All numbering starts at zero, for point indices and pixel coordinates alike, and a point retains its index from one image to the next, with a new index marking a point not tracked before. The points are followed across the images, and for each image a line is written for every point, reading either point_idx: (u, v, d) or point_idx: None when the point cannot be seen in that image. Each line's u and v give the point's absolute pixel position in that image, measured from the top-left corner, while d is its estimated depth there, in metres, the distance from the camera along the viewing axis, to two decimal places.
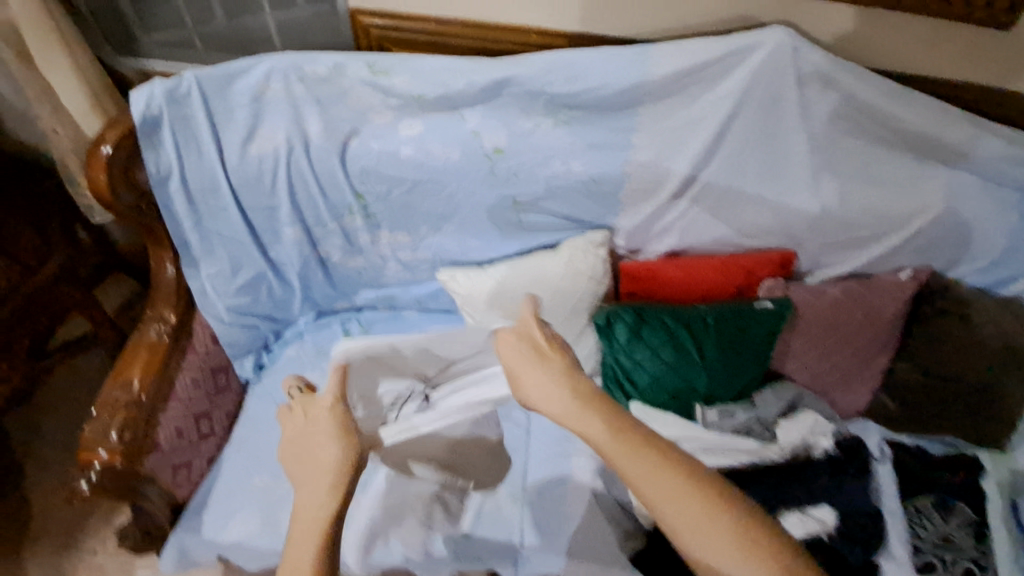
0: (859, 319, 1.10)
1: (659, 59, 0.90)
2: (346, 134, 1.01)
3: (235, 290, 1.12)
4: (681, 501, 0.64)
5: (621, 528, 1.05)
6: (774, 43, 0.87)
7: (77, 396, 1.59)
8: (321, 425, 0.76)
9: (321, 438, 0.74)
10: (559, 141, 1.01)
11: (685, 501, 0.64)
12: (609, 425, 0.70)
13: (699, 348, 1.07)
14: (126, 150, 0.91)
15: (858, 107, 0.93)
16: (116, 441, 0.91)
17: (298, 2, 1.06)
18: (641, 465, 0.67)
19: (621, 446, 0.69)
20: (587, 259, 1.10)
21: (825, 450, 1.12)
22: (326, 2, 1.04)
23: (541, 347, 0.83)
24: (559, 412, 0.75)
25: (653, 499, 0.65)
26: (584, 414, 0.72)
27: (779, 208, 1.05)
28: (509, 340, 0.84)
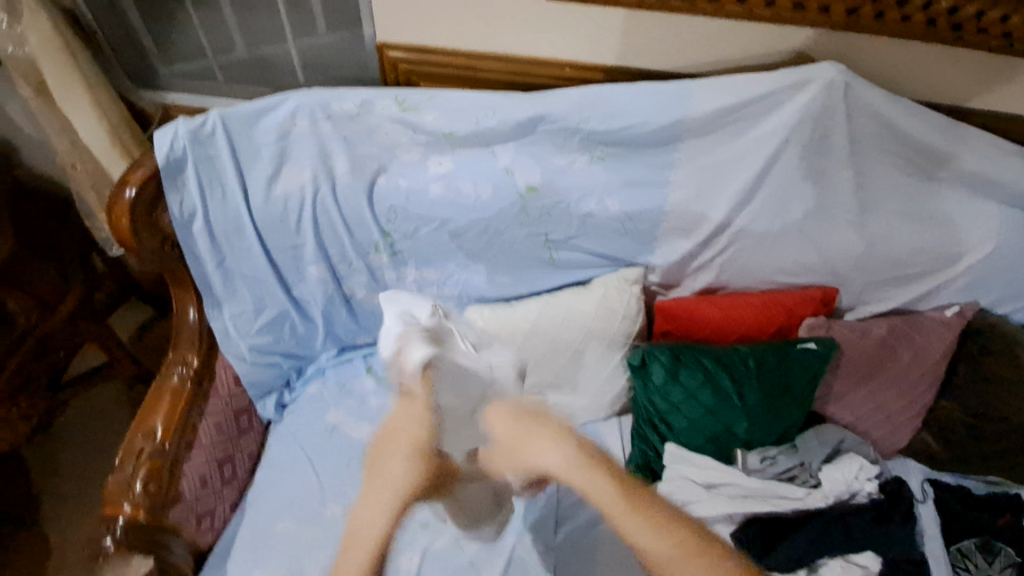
0: (904, 360, 1.07)
1: (700, 97, 0.88)
2: (373, 172, 0.98)
3: (258, 329, 1.09)
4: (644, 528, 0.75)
5: None
6: (824, 81, 0.84)
7: (90, 429, 1.55)
8: (415, 428, 0.88)
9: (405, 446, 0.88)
10: (595, 178, 0.97)
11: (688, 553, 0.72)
12: (611, 483, 0.79)
13: (739, 391, 1.03)
14: (150, 194, 0.88)
15: (908, 144, 0.90)
16: (139, 492, 0.88)
17: (320, 28, 1.01)
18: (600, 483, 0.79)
19: (621, 504, 0.77)
20: (622, 298, 1.06)
21: (870, 494, 1.06)
22: (348, 28, 1.00)
23: (530, 417, 0.90)
24: (562, 469, 0.82)
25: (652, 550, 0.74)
26: (587, 469, 0.81)
27: (820, 245, 1.02)
28: (502, 416, 0.91)
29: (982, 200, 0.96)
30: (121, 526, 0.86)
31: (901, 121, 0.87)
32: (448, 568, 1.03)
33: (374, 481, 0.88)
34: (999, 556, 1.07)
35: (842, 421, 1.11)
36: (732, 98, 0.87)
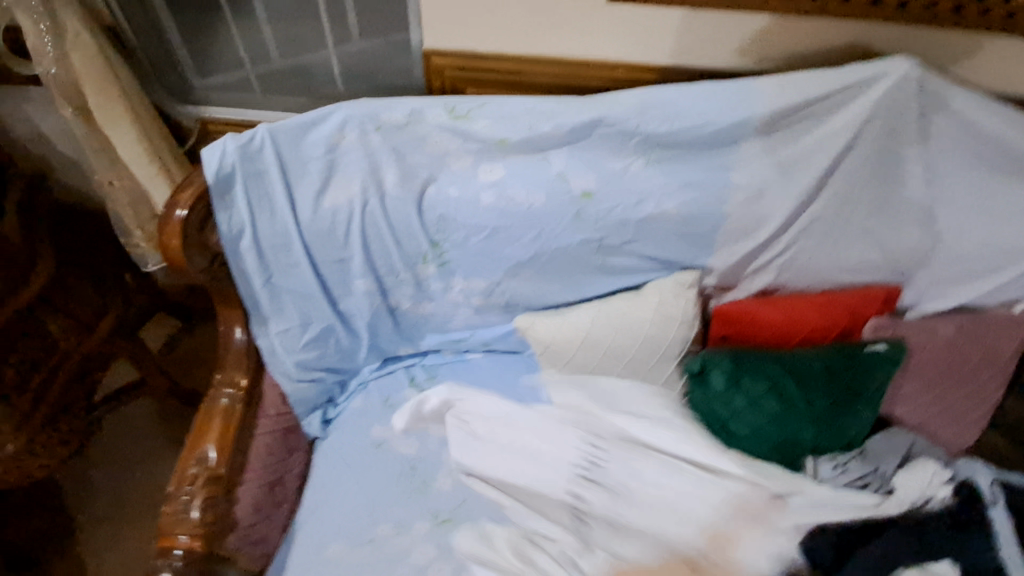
0: (975, 360, 1.02)
1: (765, 94, 0.85)
2: (423, 182, 0.95)
3: (304, 346, 1.06)
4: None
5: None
6: (900, 74, 0.81)
7: (121, 449, 1.51)
8: None
9: None
10: (651, 181, 0.94)
11: None
12: None
13: (806, 397, 0.99)
14: (200, 213, 0.85)
15: (981, 137, 0.87)
16: (197, 520, 0.86)
17: (354, 36, 1.02)
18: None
19: None
20: (679, 302, 1.03)
21: (945, 500, 1.02)
22: (382, 36, 1.01)
23: None
24: None
25: None
26: None
27: (883, 241, 0.99)
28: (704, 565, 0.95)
29: None
30: (180, 558, 0.84)
31: (973, 113, 0.84)
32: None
33: None
34: None
35: (909, 424, 1.07)
36: (800, 95, 0.84)
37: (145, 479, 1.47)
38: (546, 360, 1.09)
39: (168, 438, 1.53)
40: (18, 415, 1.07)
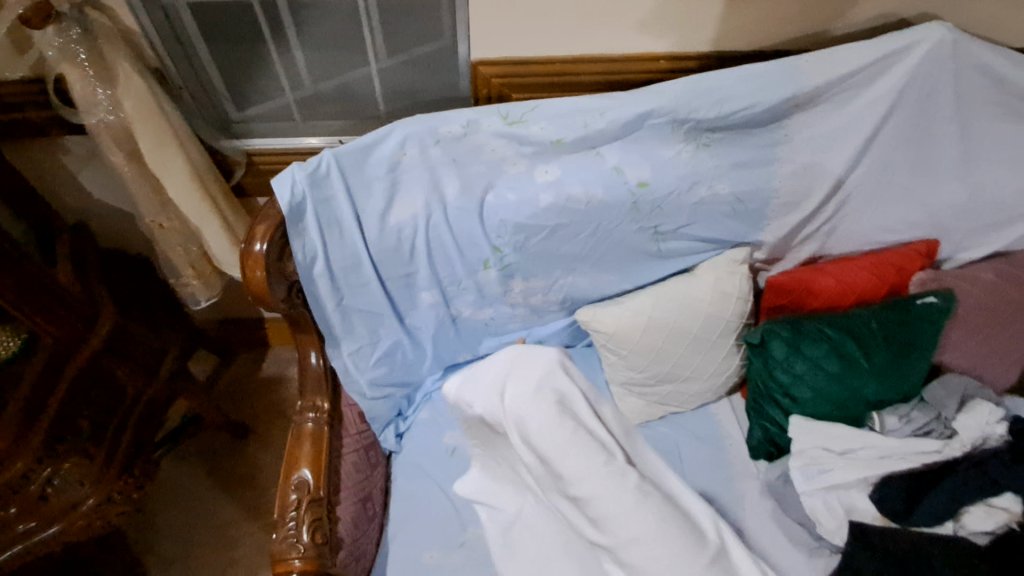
0: (1017, 300, 1.07)
1: (808, 72, 0.90)
2: (482, 190, 0.98)
3: (376, 361, 1.08)
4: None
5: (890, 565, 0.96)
6: (934, 40, 0.87)
7: (174, 488, 1.45)
8: None
9: None
10: (703, 165, 0.98)
11: None
12: None
13: (867, 354, 1.03)
14: (278, 243, 0.87)
15: (1014, 92, 0.93)
16: (307, 542, 0.88)
17: (379, 58, 1.07)
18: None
19: None
20: (735, 279, 1.07)
21: (1001, 437, 1.05)
22: (402, 53, 1.06)
23: None
24: None
25: None
26: None
27: (922, 198, 1.05)
28: None
29: None
30: None
31: (1003, 69, 0.91)
32: None
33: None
34: None
35: (959, 369, 1.12)
36: (844, 67, 0.90)
37: (200, 515, 1.41)
38: (608, 349, 1.12)
39: (215, 474, 1.46)
40: (95, 468, 1.08)
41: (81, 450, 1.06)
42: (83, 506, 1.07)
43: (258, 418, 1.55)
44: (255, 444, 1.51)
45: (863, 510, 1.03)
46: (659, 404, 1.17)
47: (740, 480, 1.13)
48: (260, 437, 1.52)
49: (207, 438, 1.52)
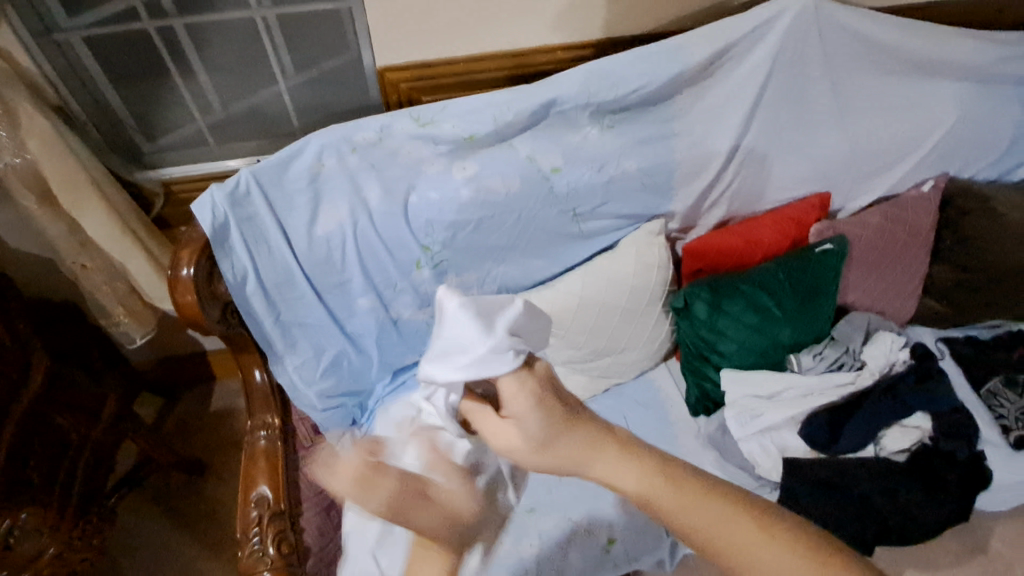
0: (904, 237, 1.20)
1: (691, 48, 0.98)
2: (405, 192, 1.02)
3: (321, 373, 1.10)
4: (780, 555, 0.53)
5: (813, 478, 1.07)
6: (797, 9, 0.97)
7: (131, 532, 1.41)
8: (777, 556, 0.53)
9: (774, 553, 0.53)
10: (609, 144, 1.06)
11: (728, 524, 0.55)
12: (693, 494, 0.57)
13: (778, 302, 1.12)
14: (204, 268, 0.87)
15: (871, 47, 1.05)
16: (275, 554, 0.87)
17: (287, 73, 1.09)
18: (740, 518, 0.55)
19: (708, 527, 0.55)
20: (653, 249, 1.14)
21: (905, 362, 1.17)
22: (313, 67, 1.08)
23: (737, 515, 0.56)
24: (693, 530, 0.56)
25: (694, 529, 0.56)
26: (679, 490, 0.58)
27: (809, 154, 1.16)
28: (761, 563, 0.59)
29: (933, 81, 1.13)
30: None
31: (862, 28, 1.01)
32: (567, 548, 1.04)
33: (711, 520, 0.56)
34: None
35: (863, 307, 1.24)
36: (722, 39, 0.98)
37: (162, 558, 1.38)
38: None
39: (174, 515, 1.43)
40: (50, 515, 1.06)
41: (34, 499, 1.04)
42: (43, 557, 1.04)
43: (212, 451, 1.53)
44: (213, 477, 1.49)
45: (794, 447, 1.12)
46: (602, 376, 1.22)
47: (684, 436, 1.19)
48: (217, 471, 1.50)
49: (159, 478, 1.48)
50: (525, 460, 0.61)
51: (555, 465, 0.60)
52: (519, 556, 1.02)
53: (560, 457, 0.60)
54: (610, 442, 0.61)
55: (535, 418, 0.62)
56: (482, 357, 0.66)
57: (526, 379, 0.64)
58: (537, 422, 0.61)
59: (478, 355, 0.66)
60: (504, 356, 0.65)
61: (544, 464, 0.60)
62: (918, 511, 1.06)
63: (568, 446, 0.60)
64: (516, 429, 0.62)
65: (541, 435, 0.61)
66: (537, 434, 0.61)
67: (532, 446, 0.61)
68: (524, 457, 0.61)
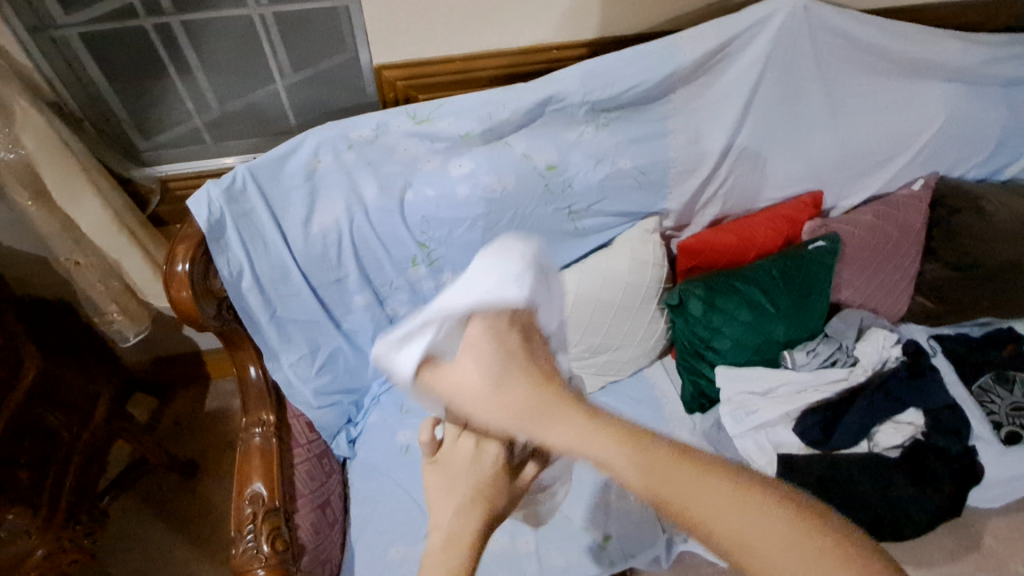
0: (895, 236, 1.21)
1: (686, 47, 0.99)
2: (401, 189, 1.02)
3: (318, 370, 1.10)
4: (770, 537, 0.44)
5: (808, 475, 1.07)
6: (788, 8, 0.98)
7: (122, 535, 1.40)
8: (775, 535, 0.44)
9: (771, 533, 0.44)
10: (604, 143, 1.07)
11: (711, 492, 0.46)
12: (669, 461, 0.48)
13: (772, 299, 1.13)
14: (200, 262, 0.87)
15: (861, 47, 1.06)
16: (269, 551, 0.86)
17: (285, 72, 1.09)
18: (724, 493, 0.46)
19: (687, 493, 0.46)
20: (648, 247, 1.15)
21: (897, 359, 1.18)
22: (310, 66, 1.09)
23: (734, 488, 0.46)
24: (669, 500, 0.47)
25: (668, 498, 0.47)
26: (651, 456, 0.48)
27: (801, 152, 1.17)
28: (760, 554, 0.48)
29: (923, 82, 1.15)
30: None
31: (854, 29, 1.03)
32: (564, 545, 1.04)
33: (693, 489, 0.46)
34: (1015, 383, 1.18)
35: (855, 304, 1.25)
36: (716, 38, 0.99)
37: (155, 560, 1.36)
38: None
39: (166, 516, 1.42)
40: (41, 516, 1.05)
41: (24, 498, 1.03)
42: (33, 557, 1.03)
43: (207, 452, 1.52)
44: (208, 479, 1.48)
45: (789, 444, 1.12)
46: (598, 374, 1.23)
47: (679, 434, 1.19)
48: (211, 473, 1.49)
49: (152, 480, 1.47)
50: (484, 410, 0.55)
51: (506, 417, 0.54)
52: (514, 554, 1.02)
53: (511, 409, 0.54)
54: (569, 397, 0.54)
55: (490, 362, 0.56)
56: (500, 286, 0.62)
57: (497, 325, 0.60)
58: (491, 362, 0.56)
59: (494, 284, 0.63)
60: (520, 290, 0.62)
61: (494, 413, 0.55)
62: (912, 503, 1.07)
63: (517, 387, 0.55)
64: (470, 370, 0.57)
65: (493, 373, 0.56)
66: (489, 375, 0.56)
67: (483, 389, 0.56)
68: (475, 399, 0.56)
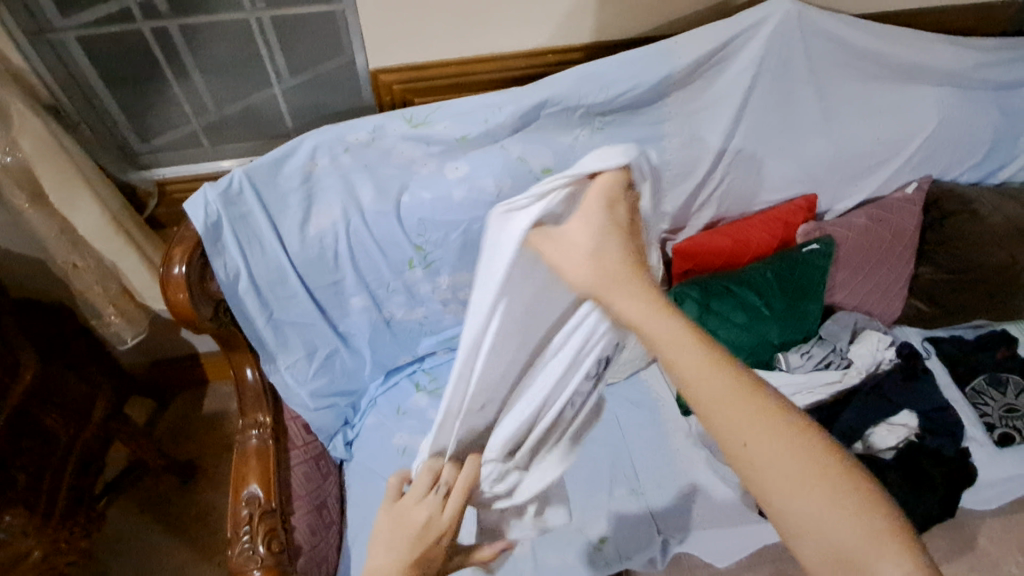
0: (889, 239, 1.22)
1: (680, 51, 0.99)
2: (397, 192, 1.03)
3: (314, 372, 1.10)
4: (769, 439, 0.52)
5: None
6: (781, 13, 0.98)
7: (119, 537, 1.40)
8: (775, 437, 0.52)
9: (770, 439, 0.52)
10: (599, 147, 1.08)
11: (738, 398, 0.53)
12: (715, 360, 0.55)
13: (767, 302, 1.14)
14: (198, 264, 0.87)
15: (854, 52, 1.07)
16: (265, 552, 0.87)
17: (282, 76, 1.10)
18: (751, 404, 0.53)
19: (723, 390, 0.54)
20: None
21: (891, 361, 1.19)
22: (307, 70, 1.09)
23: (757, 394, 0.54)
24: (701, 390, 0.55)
25: (698, 386, 0.55)
26: (700, 354, 0.56)
27: (794, 156, 1.18)
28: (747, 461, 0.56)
29: (916, 86, 1.16)
30: None
31: (847, 34, 1.04)
32: (560, 548, 1.04)
33: (722, 387, 0.54)
34: (1009, 386, 1.19)
35: (850, 307, 1.26)
36: (710, 42, 1.00)
37: (151, 562, 1.37)
38: None
39: (163, 518, 1.42)
40: (37, 517, 1.05)
41: (21, 500, 1.04)
42: (29, 559, 1.03)
43: (204, 453, 1.53)
44: (205, 481, 1.48)
45: None
46: None
47: (676, 436, 1.18)
48: (208, 474, 1.50)
49: (149, 482, 1.47)
50: (574, 270, 0.63)
51: (592, 278, 0.62)
52: (510, 557, 1.01)
53: (596, 270, 0.62)
54: (653, 282, 0.62)
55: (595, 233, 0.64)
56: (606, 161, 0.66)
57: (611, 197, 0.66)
58: (594, 234, 0.64)
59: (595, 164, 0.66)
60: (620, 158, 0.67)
61: (583, 273, 0.62)
62: (909, 506, 1.07)
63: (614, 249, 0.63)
64: (580, 229, 0.64)
65: (597, 239, 0.64)
66: (594, 240, 0.63)
67: (585, 252, 0.63)
68: (573, 258, 0.64)
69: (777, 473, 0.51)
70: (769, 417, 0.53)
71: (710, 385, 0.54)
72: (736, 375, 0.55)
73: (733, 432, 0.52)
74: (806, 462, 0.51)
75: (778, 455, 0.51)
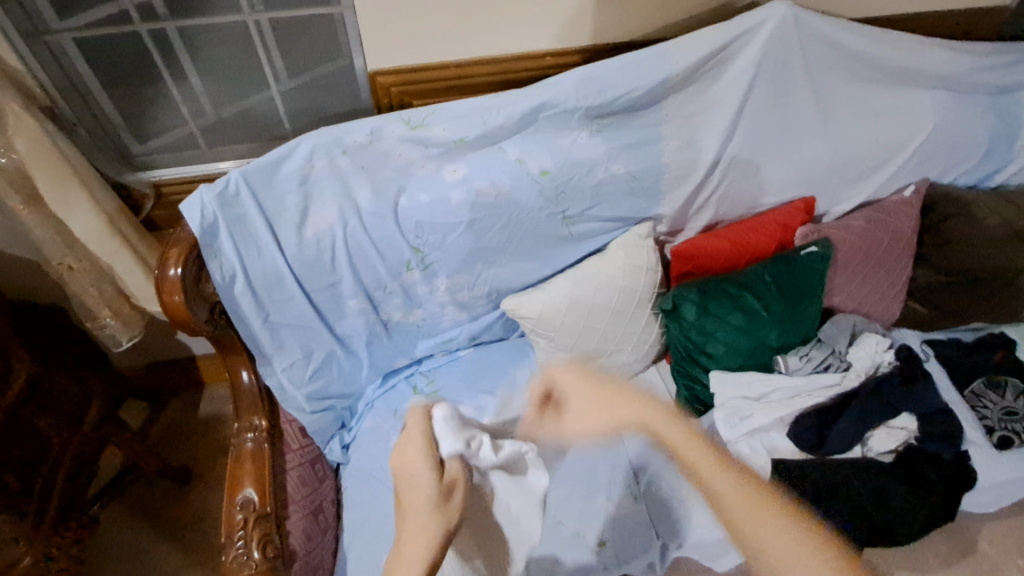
0: (886, 242, 1.22)
1: (678, 54, 1.00)
2: (395, 194, 1.03)
3: (311, 375, 1.09)
4: (764, 520, 0.69)
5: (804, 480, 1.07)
6: (778, 17, 0.99)
7: (113, 542, 1.39)
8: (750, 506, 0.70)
9: (761, 520, 0.69)
10: (597, 149, 1.07)
11: (739, 492, 0.70)
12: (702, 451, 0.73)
13: (765, 305, 1.14)
14: (193, 266, 0.87)
15: (852, 55, 1.07)
16: (259, 558, 0.86)
17: (280, 78, 1.10)
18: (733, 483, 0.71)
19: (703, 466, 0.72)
20: (641, 252, 1.15)
21: (888, 363, 1.19)
22: (306, 71, 1.09)
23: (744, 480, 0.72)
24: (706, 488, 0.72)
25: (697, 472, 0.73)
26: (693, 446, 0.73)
27: (794, 159, 1.18)
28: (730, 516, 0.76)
29: (912, 89, 1.17)
30: None
31: (843, 37, 1.04)
32: (557, 552, 1.03)
33: (707, 470, 0.72)
34: (1009, 388, 1.18)
35: (848, 309, 1.25)
36: (707, 46, 1.00)
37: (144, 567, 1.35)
38: (536, 333, 1.17)
39: (158, 523, 1.41)
40: (28, 523, 1.06)
41: (13, 505, 1.03)
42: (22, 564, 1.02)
43: (200, 457, 1.52)
44: (201, 485, 1.47)
45: (783, 448, 1.12)
46: None
47: None
48: (203, 478, 1.49)
49: (143, 487, 1.46)
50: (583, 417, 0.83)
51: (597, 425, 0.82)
52: None
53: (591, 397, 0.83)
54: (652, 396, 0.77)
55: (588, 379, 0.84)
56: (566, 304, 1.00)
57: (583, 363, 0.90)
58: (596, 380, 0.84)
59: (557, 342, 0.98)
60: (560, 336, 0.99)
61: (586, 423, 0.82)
62: (909, 510, 1.06)
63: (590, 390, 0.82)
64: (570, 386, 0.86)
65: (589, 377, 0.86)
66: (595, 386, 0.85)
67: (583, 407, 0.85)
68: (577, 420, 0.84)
69: (775, 548, 0.66)
70: (743, 489, 0.70)
71: (718, 485, 0.71)
72: (725, 465, 0.72)
73: (727, 510, 0.70)
74: (793, 532, 0.69)
75: (760, 526, 0.69)
